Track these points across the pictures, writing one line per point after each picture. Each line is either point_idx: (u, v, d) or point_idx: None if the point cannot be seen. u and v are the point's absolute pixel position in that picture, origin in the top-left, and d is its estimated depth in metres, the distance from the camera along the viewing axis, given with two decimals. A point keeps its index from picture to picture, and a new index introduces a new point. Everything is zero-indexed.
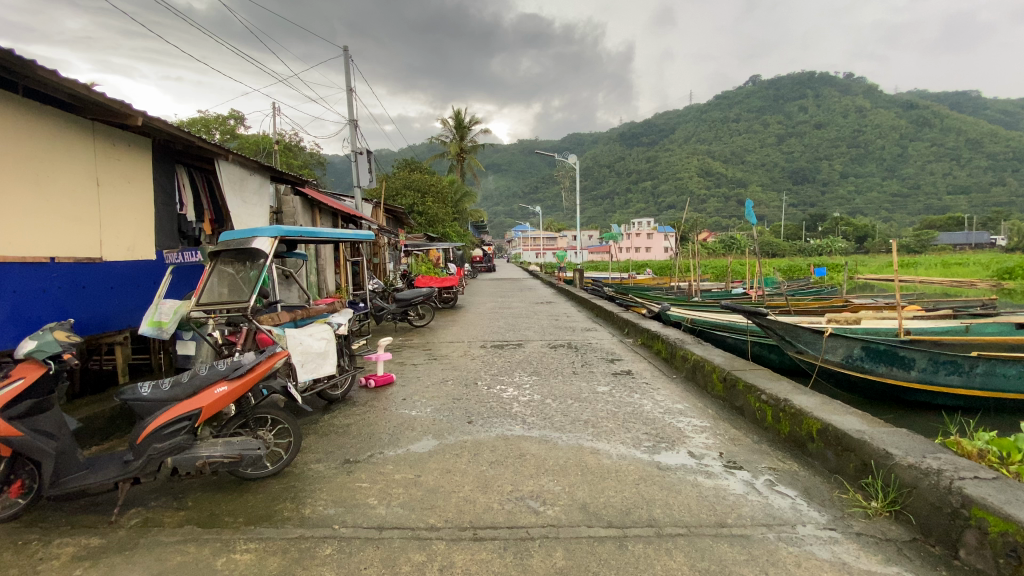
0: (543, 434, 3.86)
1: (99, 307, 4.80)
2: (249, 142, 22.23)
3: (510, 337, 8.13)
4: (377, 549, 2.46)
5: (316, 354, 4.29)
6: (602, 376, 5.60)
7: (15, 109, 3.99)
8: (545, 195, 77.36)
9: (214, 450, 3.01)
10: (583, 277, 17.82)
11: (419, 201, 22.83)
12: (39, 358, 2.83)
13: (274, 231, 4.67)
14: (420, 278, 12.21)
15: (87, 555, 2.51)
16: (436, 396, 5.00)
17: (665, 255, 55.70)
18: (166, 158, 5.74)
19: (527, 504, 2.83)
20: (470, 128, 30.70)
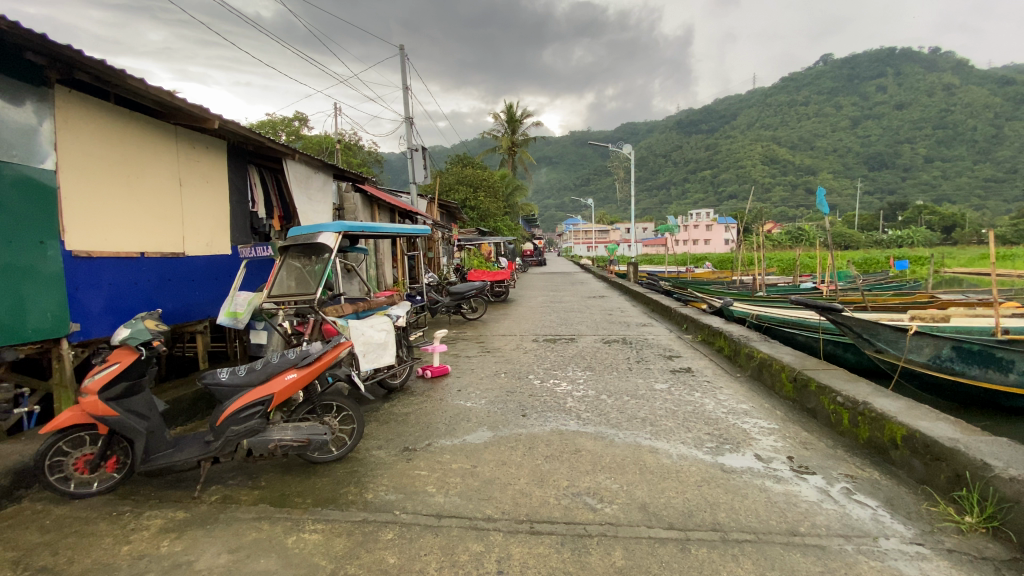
0: (600, 431, 3.79)
1: (183, 298, 5.18)
2: (312, 142, 23.33)
3: (563, 332, 8.06)
4: (436, 537, 2.51)
5: (377, 345, 4.46)
6: (659, 373, 5.44)
7: (110, 115, 4.36)
8: (598, 188, 76.18)
9: (284, 433, 3.19)
10: (637, 270, 17.28)
11: (471, 196, 23.09)
12: (132, 344, 3.10)
13: (338, 226, 4.83)
14: (473, 272, 12.36)
15: (173, 528, 2.73)
16: (490, 388, 5.05)
17: (724, 248, 53.33)
18: (240, 158, 6.12)
19: (584, 500, 2.79)
20: (522, 121, 30.63)
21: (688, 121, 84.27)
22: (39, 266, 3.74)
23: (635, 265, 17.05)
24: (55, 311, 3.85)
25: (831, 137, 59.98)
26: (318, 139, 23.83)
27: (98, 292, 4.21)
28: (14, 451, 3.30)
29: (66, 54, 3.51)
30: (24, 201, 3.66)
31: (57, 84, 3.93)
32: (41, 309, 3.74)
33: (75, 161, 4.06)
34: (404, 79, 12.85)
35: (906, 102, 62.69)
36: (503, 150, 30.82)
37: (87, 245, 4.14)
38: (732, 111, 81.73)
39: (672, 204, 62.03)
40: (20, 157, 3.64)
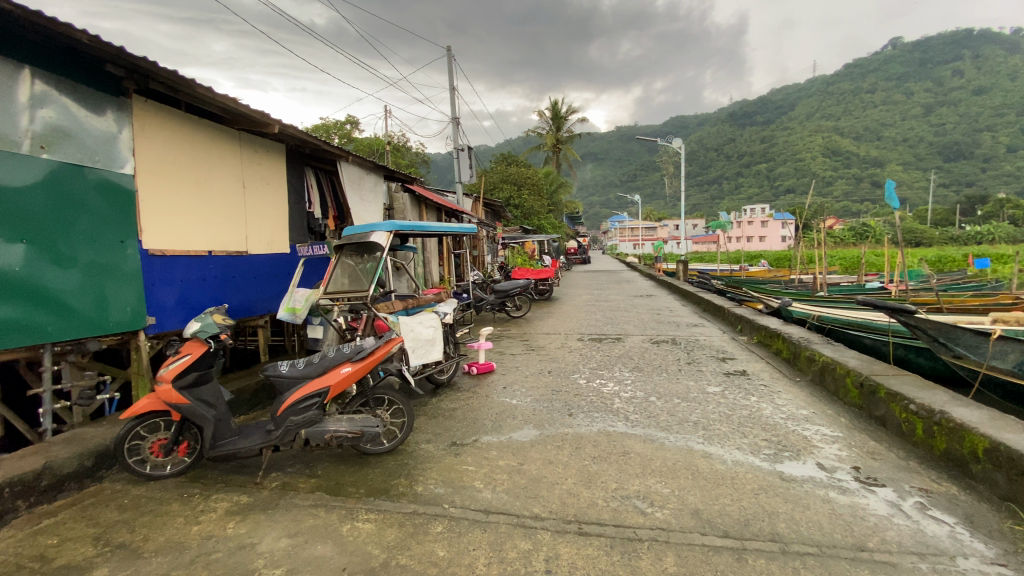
0: (649, 433, 3.71)
1: (246, 294, 5.48)
2: (363, 144, 24.10)
3: (609, 331, 7.92)
4: (484, 532, 2.53)
5: (425, 341, 4.55)
6: (711, 376, 5.25)
7: (181, 122, 4.68)
8: (645, 185, 74.53)
9: (339, 425, 3.31)
10: (687, 269, 16.77)
11: (515, 194, 23.18)
12: (202, 337, 3.32)
13: (389, 226, 4.94)
14: (518, 270, 12.39)
15: (238, 511, 2.90)
16: (536, 386, 5.04)
17: (780, 246, 50.83)
18: (297, 161, 6.41)
19: (634, 504, 2.74)
20: (567, 118, 30.38)
21: (740, 113, 80.96)
22: (120, 263, 4.04)
23: (684, 263, 16.55)
24: (134, 306, 4.16)
25: (900, 126, 55.93)
26: (369, 142, 24.60)
27: (171, 288, 4.52)
28: (97, 434, 3.59)
29: (142, 66, 3.78)
30: (107, 203, 3.97)
31: (134, 94, 4.23)
32: (122, 303, 4.05)
33: (150, 165, 4.37)
34: (450, 80, 13.03)
35: (987, 86, 57.59)
36: (548, 147, 30.71)
37: (161, 244, 4.45)
38: (789, 102, 77.80)
39: (723, 200, 59.76)
40: (103, 163, 3.95)
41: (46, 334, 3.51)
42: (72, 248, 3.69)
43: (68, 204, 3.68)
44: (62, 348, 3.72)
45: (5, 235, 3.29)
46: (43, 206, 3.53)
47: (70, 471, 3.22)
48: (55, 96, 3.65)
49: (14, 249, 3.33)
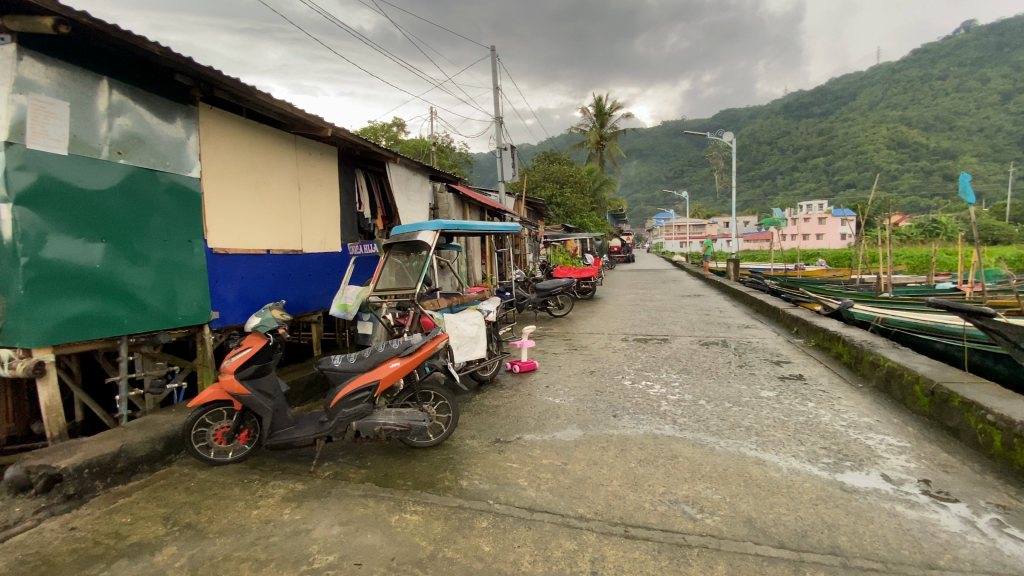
0: (698, 438, 3.60)
1: (301, 291, 5.73)
2: (409, 145, 24.65)
3: (655, 332, 7.75)
4: (529, 530, 2.53)
5: (469, 338, 4.61)
6: (764, 380, 5.04)
7: (242, 128, 4.94)
8: (692, 181, 72.40)
9: (389, 418, 3.41)
10: (738, 268, 16.15)
11: (558, 192, 23.10)
12: (261, 331, 3.50)
13: (436, 224, 5.01)
14: (560, 269, 12.34)
15: (294, 497, 3.03)
16: (579, 386, 5.00)
17: (839, 244, 48.08)
18: (348, 163, 6.64)
19: (682, 509, 2.67)
20: (611, 114, 29.92)
21: (796, 105, 77.17)
22: (187, 261, 4.31)
23: (735, 262, 15.95)
24: (200, 301, 4.43)
25: (977, 113, 51.67)
26: (415, 143, 25.12)
27: (233, 284, 4.78)
28: (167, 420, 3.86)
29: (208, 75, 4.01)
30: (176, 205, 4.24)
31: (200, 101, 4.51)
32: (189, 299, 4.33)
33: (214, 168, 4.64)
34: (494, 80, 13.11)
35: None
36: (592, 144, 30.36)
37: (224, 243, 4.71)
38: (850, 91, 73.51)
39: (776, 196, 57.16)
40: (172, 167, 4.22)
41: (122, 327, 3.80)
42: (146, 247, 3.97)
43: (141, 205, 3.96)
44: (137, 340, 4.01)
45: (87, 235, 3.58)
46: (121, 208, 3.81)
47: (143, 455, 3.48)
48: (130, 106, 3.93)
49: (95, 249, 3.62)
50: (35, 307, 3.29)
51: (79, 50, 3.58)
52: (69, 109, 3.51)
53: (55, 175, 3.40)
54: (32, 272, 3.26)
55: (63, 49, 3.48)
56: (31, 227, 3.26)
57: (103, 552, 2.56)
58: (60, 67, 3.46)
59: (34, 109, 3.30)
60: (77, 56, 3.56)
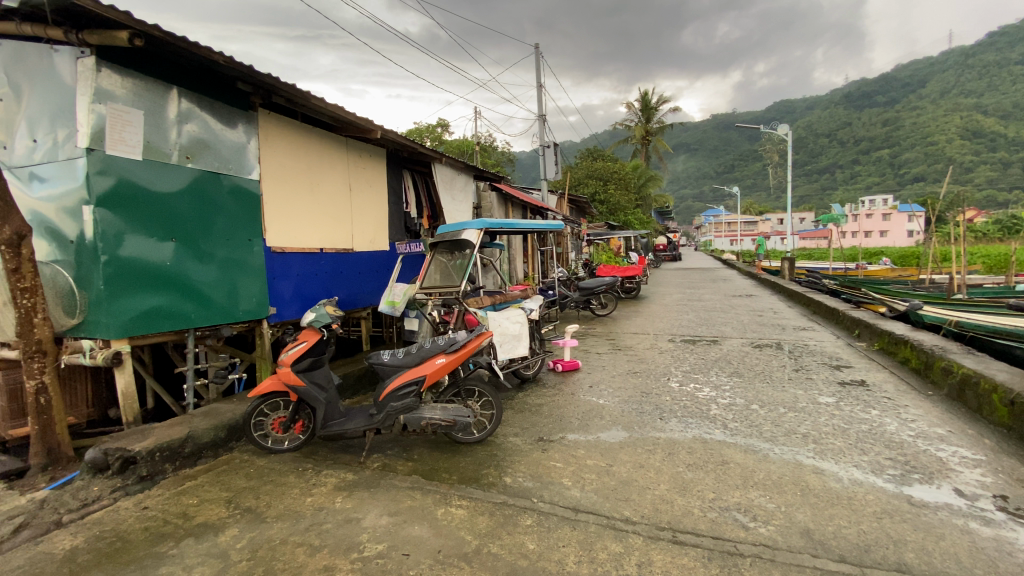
0: (751, 443, 3.47)
1: (352, 288, 5.93)
2: (453, 144, 24.96)
3: (704, 333, 7.52)
4: (574, 530, 2.52)
5: (512, 336, 4.66)
6: (823, 385, 4.78)
7: (297, 132, 5.15)
8: (742, 177, 69.66)
9: (434, 413, 3.48)
10: (793, 267, 15.39)
11: (602, 189, 22.83)
12: (316, 326, 3.66)
13: (480, 223, 5.23)
14: (604, 267, 12.18)
15: (345, 487, 3.15)
16: (624, 387, 4.92)
17: (905, 241, 44.97)
18: (396, 164, 6.81)
19: (734, 516, 2.58)
20: (658, 109, 29.22)
21: (858, 93, 72.72)
22: (248, 259, 4.55)
23: (790, 260, 15.22)
24: (259, 297, 4.66)
25: None
26: (459, 142, 25.40)
27: (289, 281, 5.01)
28: (229, 409, 4.09)
29: (267, 82, 4.21)
30: (238, 205, 4.48)
31: (259, 107, 4.74)
32: (249, 295, 4.56)
33: (272, 171, 4.87)
34: (538, 77, 13.05)
35: None
36: (638, 140, 29.74)
37: (281, 242, 4.93)
38: (919, 77, 68.56)
39: (835, 191, 54.11)
40: (234, 170, 4.46)
41: (189, 321, 4.05)
42: (211, 246, 4.22)
43: (207, 206, 4.20)
44: (202, 333, 4.27)
45: (159, 235, 3.84)
46: (188, 209, 4.06)
47: (207, 441, 3.70)
48: (197, 113, 4.18)
49: (165, 247, 3.87)
50: (114, 300, 3.56)
51: (151, 62, 3.84)
52: (143, 118, 3.77)
53: (130, 179, 3.67)
54: (110, 269, 3.53)
55: (138, 61, 3.75)
56: (110, 227, 3.53)
57: (173, 531, 2.74)
58: (135, 78, 3.72)
59: (112, 118, 3.57)
60: (150, 68, 3.83)
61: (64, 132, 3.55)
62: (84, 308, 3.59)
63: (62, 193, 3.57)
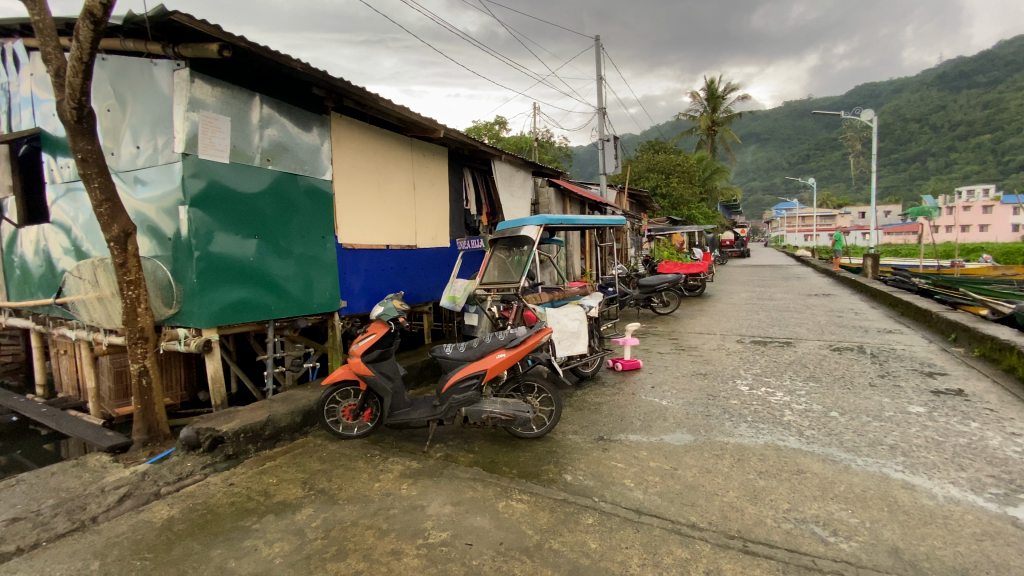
0: (829, 453, 3.26)
1: (416, 283, 6.11)
2: (511, 141, 25.05)
3: (775, 334, 7.11)
4: (637, 533, 2.47)
5: (570, 333, 4.62)
6: (912, 394, 4.38)
7: (365, 134, 5.37)
8: (818, 167, 65.10)
9: (494, 407, 3.52)
10: (877, 264, 14.18)
11: (663, 182, 22.14)
12: (384, 319, 3.84)
13: (539, 220, 5.34)
14: (666, 264, 11.80)
15: (410, 474, 3.26)
16: (687, 388, 4.76)
17: (1012, 236, 40.25)
18: (457, 162, 6.95)
19: (812, 529, 2.43)
20: (725, 97, 27.86)
21: (955, 72, 65.79)
22: (321, 255, 4.80)
23: (874, 256, 14.04)
24: (331, 292, 4.92)
25: None
26: (517, 139, 25.45)
27: (358, 276, 5.24)
28: (304, 396, 4.35)
29: (339, 85, 4.41)
30: (312, 205, 4.74)
31: (332, 111, 4.98)
32: (322, 289, 4.82)
33: (343, 171, 5.11)
34: (598, 70, 12.81)
35: None
36: (703, 131, 28.52)
37: (351, 239, 5.17)
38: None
39: (926, 181, 49.31)
40: (310, 171, 4.72)
41: (270, 312, 4.34)
42: (289, 243, 4.50)
43: (286, 205, 4.48)
44: (280, 324, 4.56)
45: (243, 232, 4.14)
46: (269, 208, 4.34)
47: (285, 424, 3.97)
48: (277, 118, 4.45)
49: (249, 244, 4.17)
50: (205, 293, 3.88)
51: (236, 71, 4.14)
52: (230, 123, 4.07)
53: (219, 181, 3.98)
54: (202, 264, 3.85)
55: (225, 72, 4.05)
56: (201, 225, 3.84)
57: (255, 507, 2.96)
58: (223, 87, 4.03)
59: (203, 125, 3.88)
60: (235, 77, 4.13)
61: (163, 139, 3.90)
62: (179, 299, 3.94)
63: (162, 195, 3.93)
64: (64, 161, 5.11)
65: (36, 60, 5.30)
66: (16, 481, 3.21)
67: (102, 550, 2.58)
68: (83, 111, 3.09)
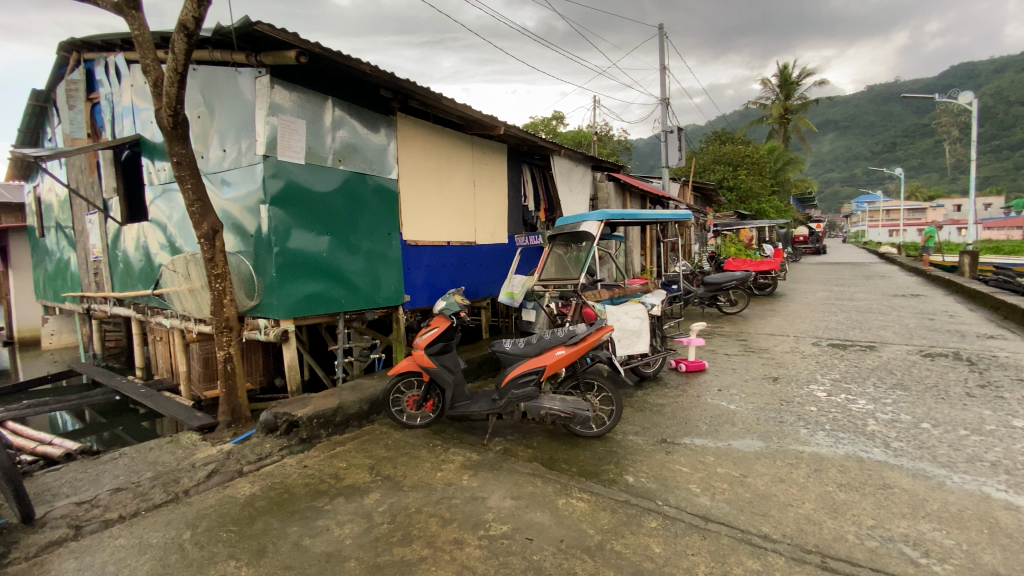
0: (919, 468, 2.99)
1: (475, 279, 6.21)
2: (570, 135, 24.83)
3: (856, 337, 6.60)
4: (704, 540, 2.39)
5: (631, 332, 4.52)
6: (1019, 407, 3.94)
7: (428, 133, 5.51)
8: (905, 156, 59.71)
9: (553, 403, 3.52)
10: (976, 262, 12.81)
11: (730, 174, 21.16)
12: (446, 312, 3.94)
13: (600, 215, 5.19)
14: (733, 261, 11.26)
15: (471, 466, 3.33)
16: (757, 392, 4.53)
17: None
18: (516, 158, 6.98)
19: (900, 549, 2.25)
20: (800, 83, 26.15)
21: None
22: (387, 251, 4.99)
23: (973, 253, 12.69)
24: (396, 286, 5.10)
25: None
26: (576, 133, 25.20)
27: (420, 271, 5.39)
28: (371, 385, 4.55)
29: (404, 86, 4.54)
30: (380, 203, 4.92)
31: (398, 111, 5.14)
32: (388, 284, 5.00)
33: (408, 170, 5.27)
34: (661, 58, 12.37)
35: None
36: (775, 119, 26.88)
37: (415, 235, 5.33)
38: None
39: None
40: (377, 171, 4.91)
41: (340, 306, 4.57)
42: (358, 239, 4.70)
43: (355, 204, 4.68)
44: (349, 317, 4.78)
45: (317, 230, 4.37)
46: (340, 206, 4.55)
47: (353, 412, 4.18)
48: (348, 120, 4.65)
49: (322, 241, 4.40)
50: (282, 286, 4.14)
51: (311, 77, 4.36)
52: (305, 126, 4.30)
53: (296, 180, 4.22)
54: (281, 259, 4.11)
55: (301, 77, 4.28)
56: (280, 223, 4.10)
57: (327, 489, 3.13)
58: (299, 92, 4.26)
59: (282, 128, 4.12)
60: (310, 82, 4.35)
61: (247, 142, 4.19)
62: (260, 292, 4.23)
63: (245, 195, 4.22)
64: (160, 165, 5.61)
65: (135, 72, 5.83)
66: (121, 454, 3.58)
67: (193, 520, 2.82)
68: (178, 118, 3.37)
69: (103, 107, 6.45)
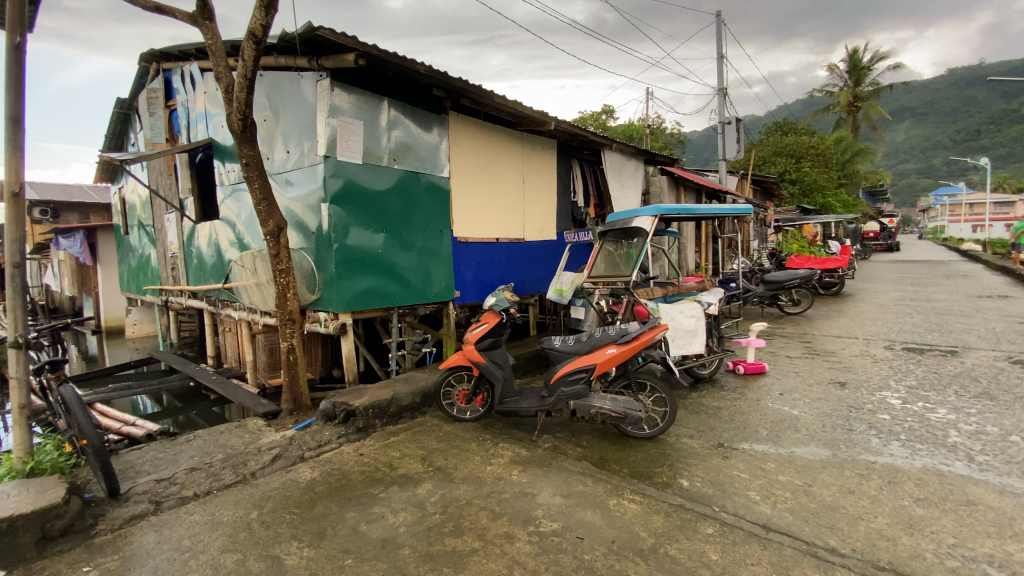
0: (1011, 485, 2.73)
1: (524, 275, 6.23)
2: (620, 130, 24.37)
3: (936, 342, 6.11)
4: (765, 549, 2.29)
5: (685, 331, 4.39)
6: None
7: (479, 131, 5.56)
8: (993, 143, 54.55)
9: (604, 402, 3.47)
10: None
11: (793, 167, 20.11)
12: (496, 308, 4.01)
13: (654, 210, 5.03)
14: (795, 259, 10.70)
15: (520, 461, 3.35)
16: (822, 398, 4.30)
17: None
18: (565, 153, 6.93)
19: (986, 571, 2.07)
20: (872, 68, 24.43)
21: None
22: (439, 248, 5.09)
23: None
24: (447, 282, 5.20)
25: None
26: (627, 128, 24.70)
27: (470, 268, 5.47)
28: (423, 378, 4.66)
29: (457, 85, 4.60)
30: (432, 201, 5.03)
31: (450, 110, 5.22)
32: (439, 280, 5.10)
33: (459, 168, 5.34)
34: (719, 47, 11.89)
35: None
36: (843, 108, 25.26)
37: (465, 232, 5.41)
38: None
39: None
40: (430, 169, 5.01)
41: (393, 301, 4.71)
42: (411, 237, 4.83)
43: (409, 202, 4.81)
44: (402, 312, 4.92)
45: (373, 227, 4.52)
46: (395, 204, 4.68)
47: (407, 403, 4.30)
48: (402, 120, 4.77)
49: (377, 238, 4.55)
50: (341, 281, 4.31)
51: (368, 79, 4.50)
52: (363, 127, 4.44)
53: (354, 180, 4.37)
54: (340, 255, 4.28)
55: (359, 79, 4.42)
56: (340, 221, 4.27)
57: (382, 477, 3.24)
58: (357, 94, 4.40)
59: (341, 129, 4.27)
60: (367, 84, 4.49)
61: (309, 144, 4.38)
62: (320, 287, 4.42)
63: (307, 194, 4.42)
64: (230, 166, 5.97)
65: (208, 80, 6.23)
66: (195, 436, 3.85)
67: (260, 501, 3.00)
68: (247, 121, 3.56)
69: (180, 113, 6.93)
